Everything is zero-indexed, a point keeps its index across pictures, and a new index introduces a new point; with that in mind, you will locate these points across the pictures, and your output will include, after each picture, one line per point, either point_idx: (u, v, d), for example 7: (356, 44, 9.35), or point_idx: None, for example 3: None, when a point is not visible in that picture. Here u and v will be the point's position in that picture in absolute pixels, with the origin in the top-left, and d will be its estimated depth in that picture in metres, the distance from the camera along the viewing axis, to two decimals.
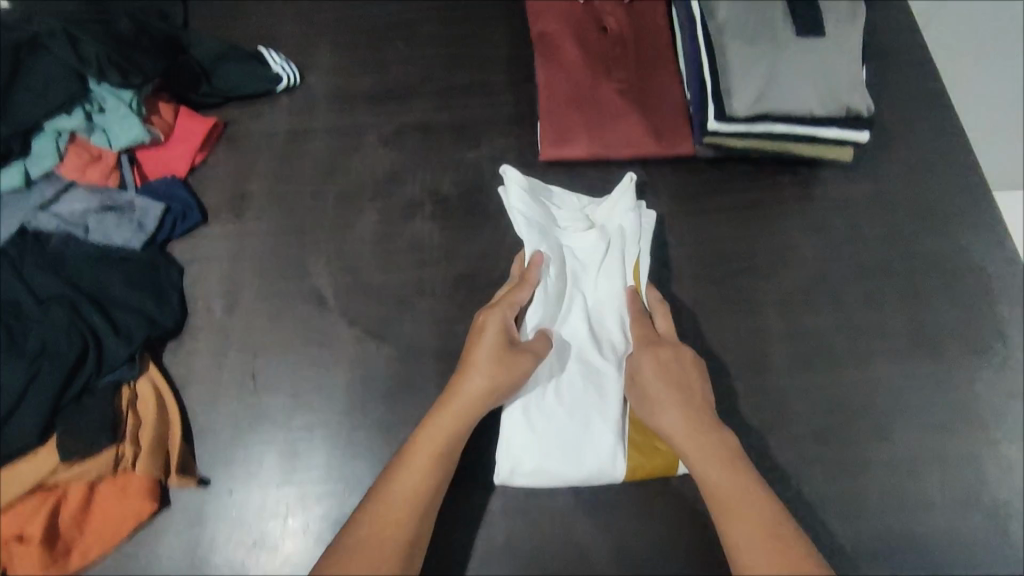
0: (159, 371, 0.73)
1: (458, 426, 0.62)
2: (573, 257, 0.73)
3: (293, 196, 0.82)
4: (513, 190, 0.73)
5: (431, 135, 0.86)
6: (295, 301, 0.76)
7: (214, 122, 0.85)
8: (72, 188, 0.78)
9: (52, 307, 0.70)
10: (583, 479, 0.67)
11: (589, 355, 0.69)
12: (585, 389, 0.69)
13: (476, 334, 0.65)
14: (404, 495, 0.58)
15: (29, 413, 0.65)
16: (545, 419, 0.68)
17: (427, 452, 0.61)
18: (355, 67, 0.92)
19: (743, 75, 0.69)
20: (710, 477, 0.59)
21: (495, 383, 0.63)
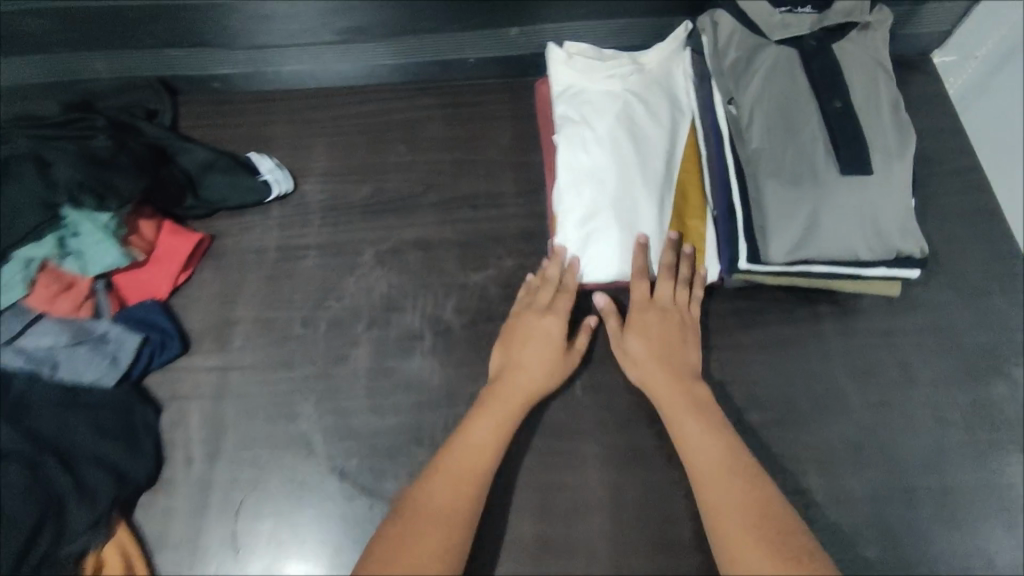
0: (131, 535, 0.66)
1: (496, 437, 0.64)
2: (614, 94, 0.80)
3: (283, 322, 0.76)
4: (556, 53, 0.82)
5: (434, 252, 0.79)
6: (282, 448, 0.69)
7: (201, 236, 0.79)
8: (39, 319, 0.72)
9: (9, 468, 0.63)
10: (620, 275, 0.73)
11: (634, 171, 0.76)
12: (625, 183, 0.75)
13: (521, 338, 0.70)
14: (456, 478, 0.61)
15: None
16: (587, 219, 0.74)
17: (481, 441, 0.63)
18: (353, 172, 0.85)
19: (782, 216, 0.62)
20: (703, 458, 0.62)
21: (541, 376, 0.68)
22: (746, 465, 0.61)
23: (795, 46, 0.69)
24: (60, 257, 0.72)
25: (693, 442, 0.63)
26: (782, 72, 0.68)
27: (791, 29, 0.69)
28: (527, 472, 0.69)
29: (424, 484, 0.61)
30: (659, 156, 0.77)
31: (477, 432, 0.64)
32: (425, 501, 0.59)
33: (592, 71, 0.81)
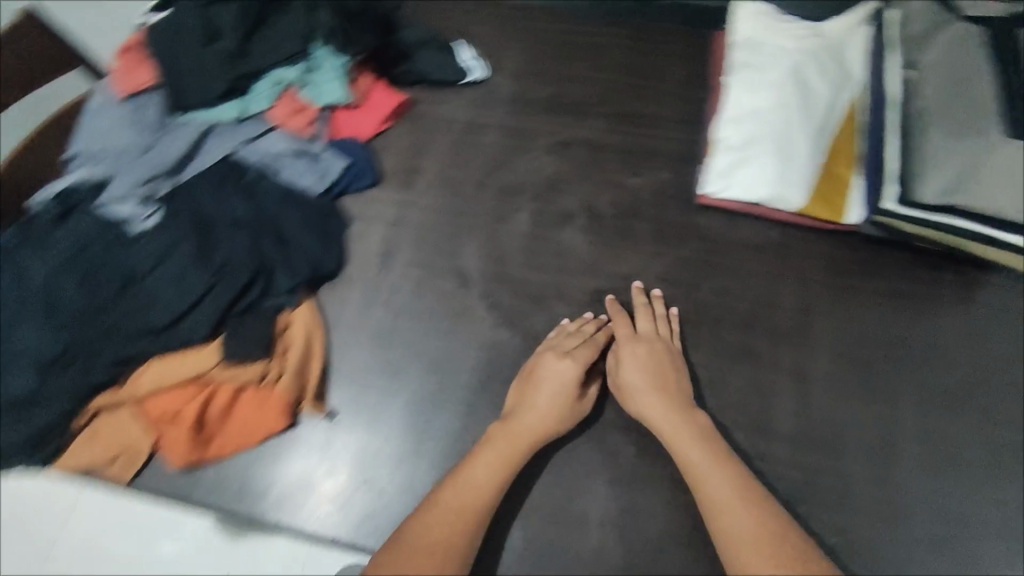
0: (314, 309, 0.79)
1: (498, 464, 0.67)
2: (789, 48, 0.88)
3: (460, 179, 0.88)
4: (741, 10, 0.93)
5: (599, 151, 0.91)
6: (443, 275, 0.81)
7: (405, 99, 0.94)
8: (271, 131, 0.86)
9: (240, 229, 0.78)
10: (763, 198, 0.81)
11: (794, 113, 0.83)
12: (783, 122, 0.83)
13: (533, 385, 0.72)
14: (457, 510, 0.64)
15: (203, 314, 0.73)
16: (741, 148, 0.84)
17: (480, 480, 0.66)
18: (538, 77, 0.98)
19: (939, 163, 0.71)
20: (713, 486, 0.64)
21: (549, 423, 0.69)
22: (751, 489, 0.64)
23: (982, 24, 0.75)
24: (301, 84, 0.88)
25: (699, 469, 0.65)
26: (964, 47, 0.74)
27: (986, 9, 0.77)
28: None
29: (422, 518, 0.64)
30: (820, 110, 0.84)
31: (475, 467, 0.67)
32: (429, 525, 0.63)
33: (771, 29, 0.90)
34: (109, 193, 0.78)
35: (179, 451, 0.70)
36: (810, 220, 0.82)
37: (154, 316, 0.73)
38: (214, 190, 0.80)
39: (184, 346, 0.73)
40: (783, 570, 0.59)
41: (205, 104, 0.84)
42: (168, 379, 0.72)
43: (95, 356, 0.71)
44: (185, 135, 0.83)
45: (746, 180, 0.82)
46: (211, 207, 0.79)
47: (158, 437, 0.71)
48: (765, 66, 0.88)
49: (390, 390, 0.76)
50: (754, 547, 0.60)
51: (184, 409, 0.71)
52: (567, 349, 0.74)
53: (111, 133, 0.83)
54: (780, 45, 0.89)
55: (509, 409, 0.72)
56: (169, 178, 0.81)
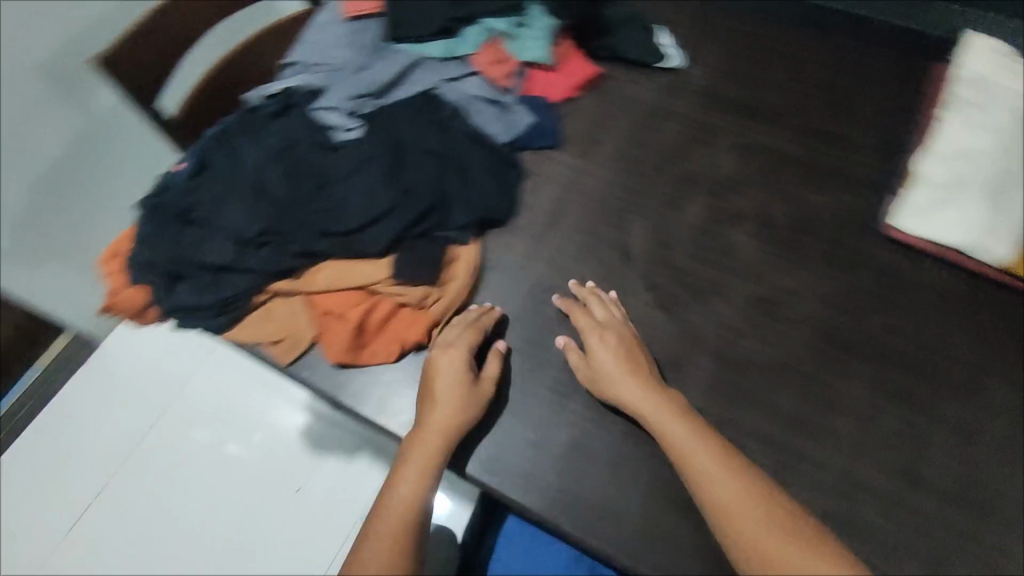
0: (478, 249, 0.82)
1: (418, 471, 0.67)
2: (1013, 98, 0.83)
3: (638, 159, 0.88)
4: (974, 44, 0.87)
5: (784, 160, 0.87)
6: (606, 247, 0.82)
7: (597, 72, 0.94)
8: (472, 75, 0.89)
9: (428, 159, 0.82)
10: (962, 244, 0.77)
11: (1009, 167, 0.79)
12: (996, 172, 0.79)
13: (436, 379, 0.71)
14: (393, 531, 0.65)
15: (384, 231, 0.77)
16: (947, 188, 0.80)
17: (407, 494, 0.67)
18: (733, 73, 0.95)
19: None
20: (700, 457, 0.64)
21: (454, 419, 0.68)
22: (734, 459, 0.64)
23: None
24: (507, 37, 0.91)
25: (680, 438, 0.65)
26: None
27: None
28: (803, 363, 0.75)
29: (366, 542, 0.65)
30: None
31: (402, 480, 0.67)
32: (376, 541, 0.65)
33: (1000, 74, 0.85)
34: (323, 102, 0.84)
35: (339, 347, 0.74)
36: (1007, 278, 0.77)
37: (340, 221, 0.77)
38: (413, 120, 0.84)
39: (361, 256, 0.78)
40: (780, 532, 0.60)
41: (419, 39, 0.89)
42: (340, 282, 0.77)
43: (286, 245, 0.77)
44: (396, 62, 0.87)
45: (940, 222, 0.78)
46: (406, 133, 0.83)
47: (322, 331, 0.76)
48: (987, 110, 0.83)
49: (534, 343, 0.77)
50: (744, 509, 0.61)
51: (348, 312, 0.76)
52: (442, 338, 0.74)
53: (332, 49, 0.89)
54: (1006, 92, 0.84)
55: (419, 409, 0.71)
56: (373, 100, 0.86)
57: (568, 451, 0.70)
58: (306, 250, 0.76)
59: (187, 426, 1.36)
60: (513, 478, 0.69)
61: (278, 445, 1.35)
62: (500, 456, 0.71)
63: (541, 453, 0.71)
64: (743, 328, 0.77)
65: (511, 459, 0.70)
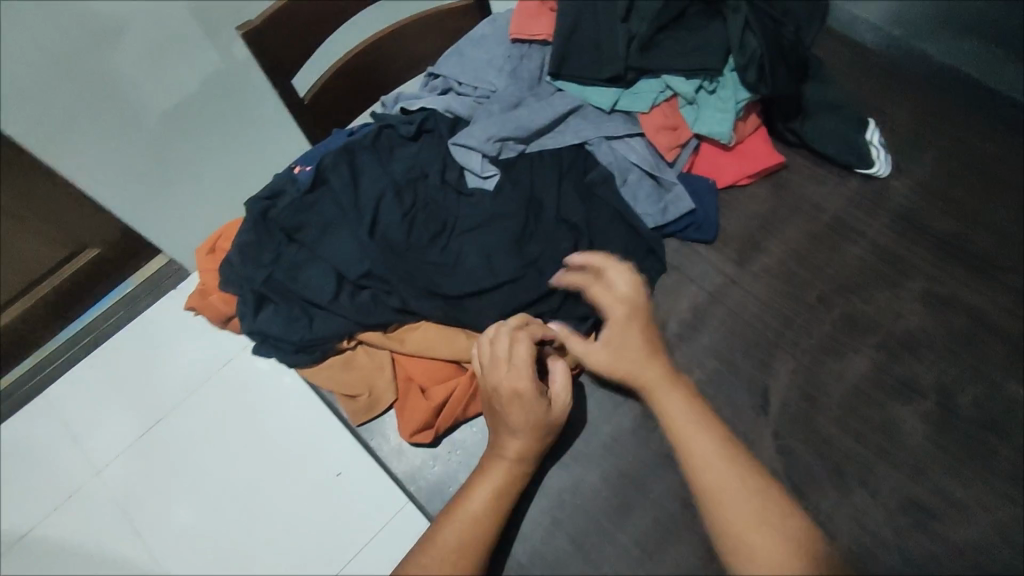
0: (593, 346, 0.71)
1: (495, 485, 0.60)
2: None
3: (803, 282, 0.74)
4: None
5: (987, 333, 0.71)
6: (741, 384, 0.69)
7: (779, 161, 0.79)
8: (635, 136, 0.77)
9: (563, 229, 0.71)
10: None
11: None
12: None
13: (513, 406, 0.61)
14: (459, 547, 0.57)
15: (495, 306, 0.68)
16: None
17: (479, 510, 0.59)
18: (948, 201, 0.78)
19: None
20: (695, 449, 0.57)
21: (533, 444, 0.61)
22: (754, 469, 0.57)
23: None
24: (687, 101, 0.77)
25: (680, 423, 0.59)
26: None
27: None
28: None
29: (423, 554, 0.58)
30: None
31: (473, 495, 0.60)
32: (438, 550, 0.57)
33: None
34: (462, 136, 0.73)
35: (413, 425, 0.67)
36: None
37: (451, 283, 0.69)
38: (556, 179, 0.73)
39: (462, 327, 0.69)
40: None
41: (585, 82, 0.78)
42: (432, 350, 0.69)
43: (387, 295, 0.69)
44: (554, 106, 0.76)
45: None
46: (545, 194, 0.73)
47: (399, 401, 0.69)
48: None
49: (630, 476, 0.66)
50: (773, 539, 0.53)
51: (432, 388, 0.68)
52: (501, 351, 0.62)
53: (488, 74, 0.79)
54: None
55: (492, 423, 0.64)
56: (517, 146, 0.74)
57: None
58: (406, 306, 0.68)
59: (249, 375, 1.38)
60: None
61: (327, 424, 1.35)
62: None
63: None
64: (888, 536, 0.62)
65: None
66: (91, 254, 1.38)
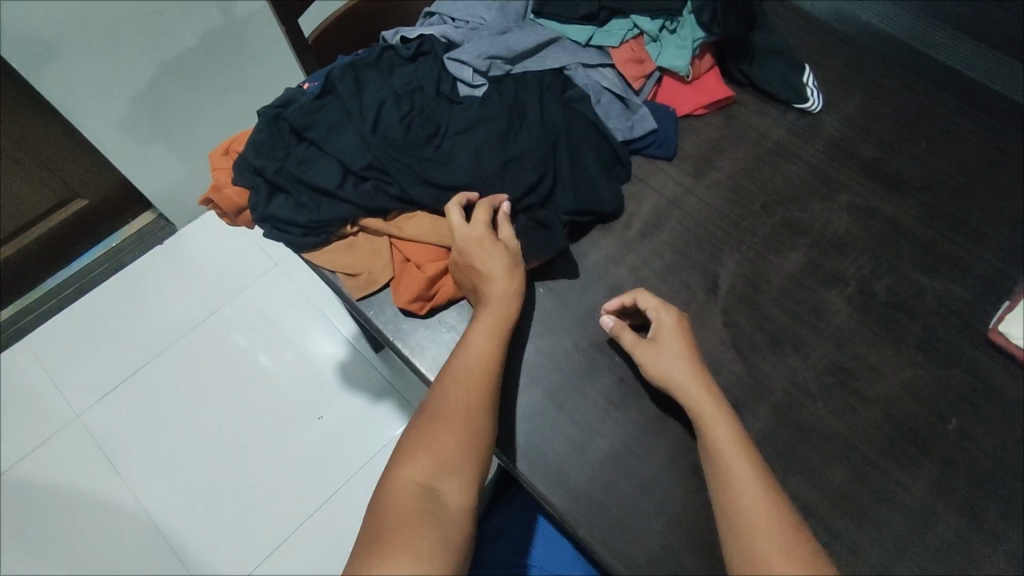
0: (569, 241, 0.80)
1: (490, 327, 0.70)
2: None
3: (748, 192, 0.86)
4: None
5: (900, 236, 0.83)
6: (693, 272, 0.80)
7: (729, 96, 0.91)
8: (606, 67, 0.88)
9: (542, 135, 0.81)
10: None
11: None
12: None
13: (478, 254, 0.72)
14: (469, 373, 0.66)
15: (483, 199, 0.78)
16: None
17: (479, 346, 0.68)
18: (871, 133, 0.91)
19: None
20: (728, 462, 0.62)
21: (509, 281, 0.72)
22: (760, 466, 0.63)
23: None
24: (651, 39, 0.89)
25: (717, 437, 0.64)
26: None
27: None
28: (866, 442, 0.71)
29: (437, 392, 0.66)
30: None
31: (472, 336, 0.69)
32: (451, 383, 0.66)
33: None
34: (456, 52, 0.83)
35: (409, 294, 0.76)
36: None
37: (444, 175, 0.78)
38: (538, 95, 0.84)
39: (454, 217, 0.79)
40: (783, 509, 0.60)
41: (565, 19, 0.89)
42: (427, 234, 0.78)
43: (387, 186, 0.78)
44: (537, 34, 0.87)
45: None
46: (528, 106, 0.83)
47: (396, 276, 0.78)
48: None
49: (598, 344, 0.76)
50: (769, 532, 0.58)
51: (427, 265, 0.77)
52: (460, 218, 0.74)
53: (479, 11, 0.89)
54: None
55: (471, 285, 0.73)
56: (503, 65, 0.84)
57: (603, 461, 0.70)
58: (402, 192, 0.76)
59: (231, 344, 1.37)
60: (545, 473, 0.69)
61: (307, 371, 1.34)
62: (535, 446, 0.70)
63: (577, 462, 0.70)
64: (817, 391, 0.73)
65: (544, 449, 0.70)
66: (72, 205, 1.38)
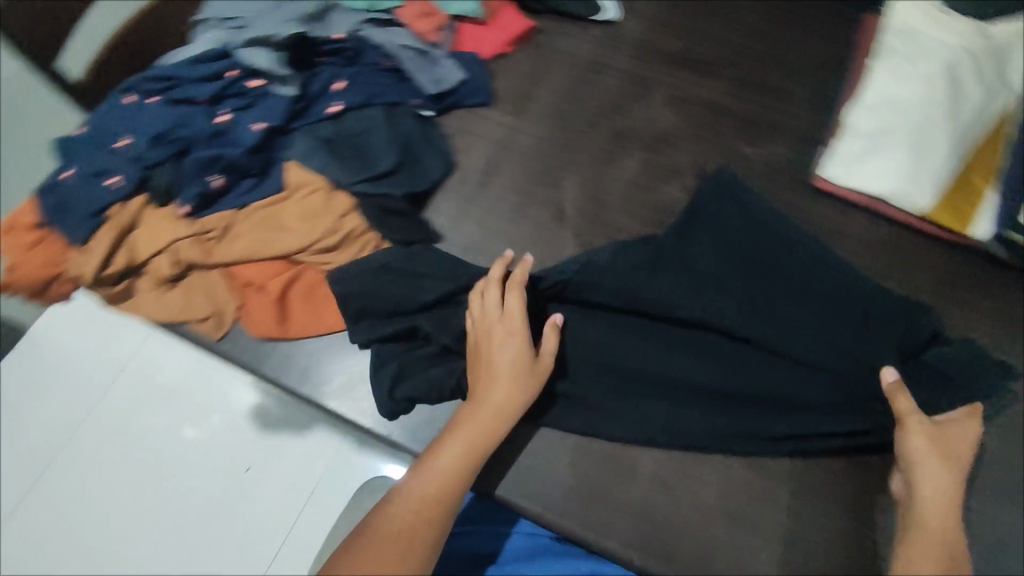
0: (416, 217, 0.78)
1: (472, 433, 0.63)
2: (952, 48, 0.82)
3: (572, 115, 0.86)
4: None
5: (718, 115, 0.86)
6: (539, 205, 0.80)
7: (530, 26, 0.90)
8: (396, 26, 0.84)
9: (348, 121, 0.79)
10: (882, 196, 0.78)
11: (941, 115, 0.79)
12: (920, 117, 0.79)
13: (503, 353, 0.65)
14: (426, 489, 0.62)
15: (301, 206, 0.75)
16: (875, 138, 0.80)
17: (447, 462, 0.63)
18: (671, 24, 0.92)
19: None
20: (917, 531, 0.59)
21: (513, 394, 0.64)
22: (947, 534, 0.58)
23: None
24: None
25: (929, 515, 0.59)
26: None
27: None
28: None
29: (390, 503, 0.62)
30: (969, 113, 0.79)
31: (441, 451, 0.63)
32: (417, 484, 0.62)
33: (940, 24, 0.84)
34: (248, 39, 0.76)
35: (260, 320, 0.72)
36: (926, 224, 0.78)
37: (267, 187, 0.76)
38: (334, 78, 0.80)
39: (283, 228, 0.74)
40: None
41: None
42: (258, 252, 0.73)
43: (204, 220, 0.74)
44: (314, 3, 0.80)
45: (868, 177, 0.79)
46: (326, 94, 0.80)
47: (241, 304, 0.74)
48: (911, 62, 0.83)
49: None
50: None
51: (268, 283, 0.73)
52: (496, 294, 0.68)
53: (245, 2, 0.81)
54: (937, 43, 0.83)
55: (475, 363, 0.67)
56: (285, 47, 0.78)
57: None
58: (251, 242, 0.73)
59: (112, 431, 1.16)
60: None
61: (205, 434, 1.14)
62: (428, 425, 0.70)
63: None
64: None
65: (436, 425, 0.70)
66: None
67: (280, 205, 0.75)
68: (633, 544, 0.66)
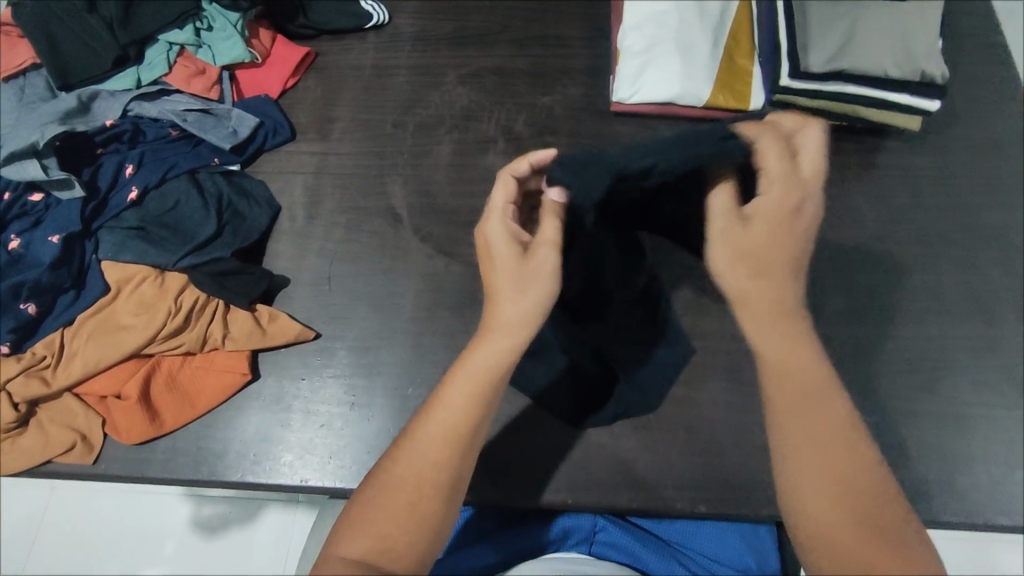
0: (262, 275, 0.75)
1: (470, 381, 0.53)
2: None
3: (375, 122, 0.87)
4: None
5: (509, 78, 0.90)
6: (372, 215, 0.81)
7: (305, 52, 0.90)
8: (171, 94, 0.82)
9: (152, 200, 0.77)
10: (673, 98, 0.83)
11: (692, 12, 0.85)
12: (677, 17, 0.85)
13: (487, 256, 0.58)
14: (439, 435, 0.52)
15: (129, 301, 0.72)
16: (646, 49, 0.85)
17: (456, 401, 0.53)
18: (440, 9, 0.95)
19: (823, 37, 0.77)
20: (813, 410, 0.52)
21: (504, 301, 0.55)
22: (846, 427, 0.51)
23: None
24: (195, 46, 0.83)
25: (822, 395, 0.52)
26: None
27: None
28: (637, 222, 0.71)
29: (406, 442, 0.53)
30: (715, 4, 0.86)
31: (449, 389, 0.54)
32: (424, 431, 0.53)
33: None
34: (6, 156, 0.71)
35: (129, 426, 0.69)
36: (717, 109, 0.85)
37: (87, 292, 0.72)
38: (122, 164, 0.77)
39: (121, 329, 0.71)
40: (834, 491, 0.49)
41: (98, 79, 0.79)
42: (102, 361, 0.70)
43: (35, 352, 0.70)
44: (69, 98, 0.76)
45: (654, 85, 0.84)
46: (120, 183, 0.77)
47: (105, 418, 0.70)
48: None
49: (334, 335, 0.75)
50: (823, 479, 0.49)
51: (124, 388, 0.70)
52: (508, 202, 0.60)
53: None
54: None
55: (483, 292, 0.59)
56: (53, 150, 0.74)
57: (396, 420, 0.71)
58: (90, 354, 0.70)
59: None
60: (359, 474, 0.70)
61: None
62: (336, 459, 0.70)
63: (378, 442, 0.71)
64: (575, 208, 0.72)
65: (346, 460, 0.70)
66: None
67: (108, 308, 0.72)
68: (560, 486, 0.69)
